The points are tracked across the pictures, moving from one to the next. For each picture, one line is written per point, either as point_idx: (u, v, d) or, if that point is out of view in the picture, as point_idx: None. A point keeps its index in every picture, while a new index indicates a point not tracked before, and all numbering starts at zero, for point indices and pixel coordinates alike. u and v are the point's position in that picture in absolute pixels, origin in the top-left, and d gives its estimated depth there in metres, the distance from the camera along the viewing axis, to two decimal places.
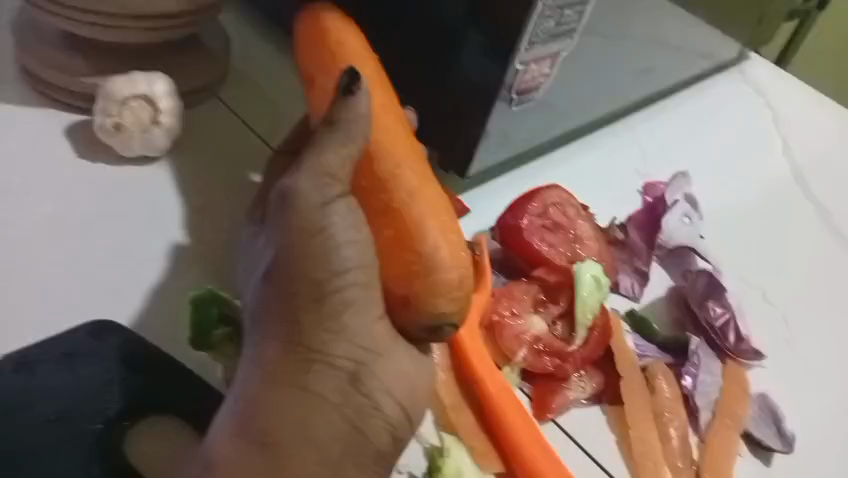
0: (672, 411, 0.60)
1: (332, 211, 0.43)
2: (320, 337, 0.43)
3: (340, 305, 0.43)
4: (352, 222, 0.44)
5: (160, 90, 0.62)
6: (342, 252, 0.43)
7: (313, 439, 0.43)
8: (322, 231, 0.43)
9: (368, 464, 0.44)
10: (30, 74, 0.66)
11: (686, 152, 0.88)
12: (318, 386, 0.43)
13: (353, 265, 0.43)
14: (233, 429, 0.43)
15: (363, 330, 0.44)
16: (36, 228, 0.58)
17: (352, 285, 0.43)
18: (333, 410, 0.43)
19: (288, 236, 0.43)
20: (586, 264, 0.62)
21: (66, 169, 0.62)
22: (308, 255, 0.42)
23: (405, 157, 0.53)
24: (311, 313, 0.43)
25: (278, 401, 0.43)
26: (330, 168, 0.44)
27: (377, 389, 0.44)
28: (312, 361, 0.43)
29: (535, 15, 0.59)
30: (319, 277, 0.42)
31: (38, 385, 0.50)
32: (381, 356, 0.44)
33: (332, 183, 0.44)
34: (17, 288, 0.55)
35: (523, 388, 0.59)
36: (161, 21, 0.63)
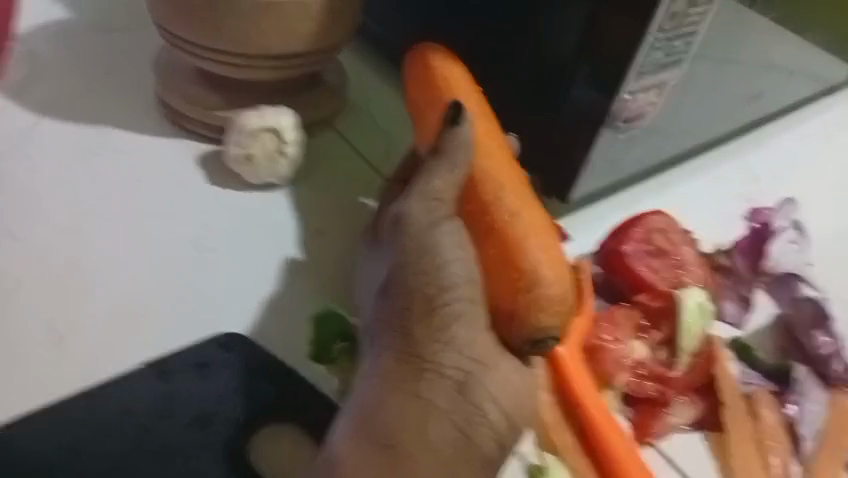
0: (773, 439, 0.59)
1: (441, 232, 0.49)
2: (431, 347, 0.48)
3: (449, 317, 0.48)
4: (458, 242, 0.49)
5: (286, 122, 0.68)
6: (450, 269, 0.48)
7: (427, 443, 0.46)
8: (433, 251, 0.48)
9: (477, 469, 0.47)
10: (169, 108, 0.73)
11: (793, 177, 0.86)
12: (430, 393, 0.47)
13: (460, 280, 0.48)
14: (353, 432, 0.47)
15: (469, 341, 0.48)
16: (176, 248, 0.65)
17: (459, 299, 0.48)
18: (444, 416, 0.47)
19: (402, 255, 0.49)
20: (690, 293, 0.64)
21: (200, 196, 0.69)
22: (420, 273, 0.48)
23: (508, 180, 0.57)
24: (424, 324, 0.48)
25: (394, 406, 0.47)
26: (439, 195, 0.50)
27: (483, 398, 0.47)
28: (424, 369, 0.47)
29: (646, 46, 0.62)
30: (429, 291, 0.48)
31: (180, 390, 0.56)
32: (487, 366, 0.48)
33: (440, 208, 0.50)
34: (159, 303, 0.61)
35: (625, 413, 0.61)
36: (289, 60, 0.68)
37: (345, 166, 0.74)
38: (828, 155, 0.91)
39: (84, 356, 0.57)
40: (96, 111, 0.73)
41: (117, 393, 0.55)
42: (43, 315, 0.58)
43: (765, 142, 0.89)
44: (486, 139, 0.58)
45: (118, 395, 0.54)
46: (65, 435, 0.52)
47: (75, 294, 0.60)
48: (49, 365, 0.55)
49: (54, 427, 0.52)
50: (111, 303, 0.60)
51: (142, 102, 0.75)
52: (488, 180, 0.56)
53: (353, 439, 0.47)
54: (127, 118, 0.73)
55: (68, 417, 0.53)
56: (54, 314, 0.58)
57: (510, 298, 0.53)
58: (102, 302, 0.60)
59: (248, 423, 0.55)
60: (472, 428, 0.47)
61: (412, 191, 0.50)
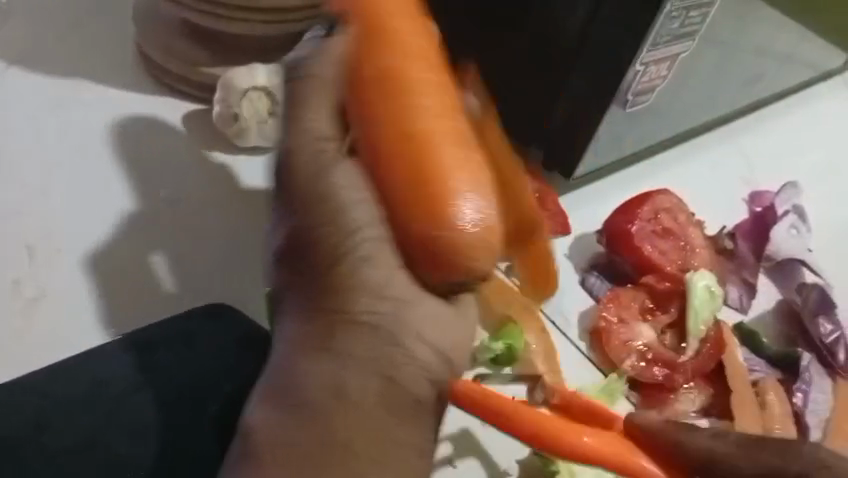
0: (783, 426, 0.57)
1: (341, 164, 0.39)
2: (335, 296, 0.37)
3: (352, 253, 0.37)
4: (360, 176, 0.38)
5: (277, 80, 0.63)
6: (354, 197, 0.38)
7: (345, 400, 0.37)
8: (329, 185, 0.38)
9: (411, 414, 0.38)
10: (150, 61, 0.68)
11: (796, 158, 0.83)
12: (343, 348, 0.37)
13: (364, 217, 0.37)
14: (265, 405, 0.38)
15: (377, 285, 0.37)
16: (160, 212, 0.60)
17: (364, 233, 0.37)
18: (367, 372, 0.37)
19: (296, 191, 0.39)
20: (699, 275, 0.61)
21: (182, 158, 0.64)
22: (318, 202, 0.38)
23: (401, 106, 0.37)
24: (324, 263, 0.38)
25: (301, 375, 0.37)
26: (322, 117, 0.39)
27: (410, 340, 0.38)
28: (334, 317, 0.37)
29: (663, 15, 0.57)
30: (329, 228, 0.38)
31: (156, 362, 0.51)
32: (406, 302, 0.37)
33: (331, 135, 0.39)
34: (138, 272, 0.57)
35: (630, 398, 0.58)
36: (280, 15, 0.63)
37: None
38: (831, 135, 0.87)
39: (58, 325, 0.53)
40: (69, 60, 0.68)
41: (93, 365, 0.50)
42: (14, 280, 0.54)
43: (769, 120, 0.85)
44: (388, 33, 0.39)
45: (92, 368, 0.50)
46: (31, 407, 0.47)
47: (47, 260, 0.55)
48: (19, 336, 0.52)
49: (20, 398, 0.47)
50: (85, 270, 0.56)
51: (120, 52, 0.69)
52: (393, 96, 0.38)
53: (264, 405, 0.38)
54: (103, 70, 0.68)
55: (33, 389, 0.48)
56: (24, 279, 0.54)
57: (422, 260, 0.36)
58: (77, 268, 0.56)
59: (231, 401, 0.51)
60: (397, 370, 0.37)
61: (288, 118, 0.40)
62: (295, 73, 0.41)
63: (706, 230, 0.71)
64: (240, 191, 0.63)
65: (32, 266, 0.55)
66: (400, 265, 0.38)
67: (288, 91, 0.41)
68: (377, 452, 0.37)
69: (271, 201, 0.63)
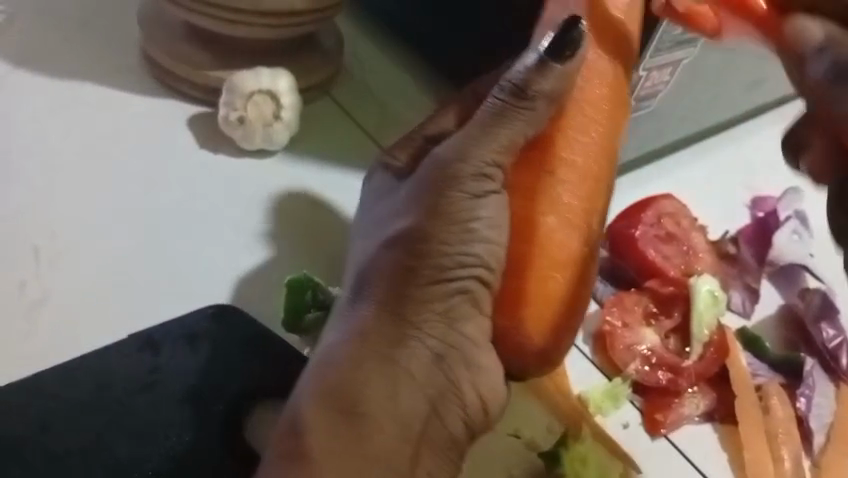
0: (786, 432, 0.57)
1: (478, 205, 0.45)
2: (421, 312, 0.44)
3: (451, 289, 0.44)
4: (495, 222, 0.46)
5: (283, 86, 0.64)
6: (475, 242, 0.45)
7: (400, 415, 0.42)
8: (459, 219, 0.45)
9: (444, 452, 0.44)
10: (154, 64, 0.68)
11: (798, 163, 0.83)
12: (408, 361, 0.43)
13: (476, 256, 0.45)
14: (319, 392, 0.42)
15: (466, 318, 0.45)
16: (164, 213, 0.60)
17: (472, 272, 0.45)
18: (419, 388, 0.43)
19: (423, 214, 0.45)
20: (703, 280, 0.61)
21: (187, 158, 0.64)
22: (431, 235, 0.45)
23: (573, 215, 0.48)
24: (424, 290, 0.44)
25: (371, 376, 0.43)
26: (491, 160, 0.45)
27: (465, 377, 0.45)
28: (410, 334, 0.44)
29: (663, 24, 0.57)
30: (436, 256, 0.44)
31: (161, 366, 0.51)
32: (480, 347, 0.45)
33: (490, 178, 0.45)
34: (144, 272, 0.56)
35: (634, 402, 0.58)
36: (286, 19, 0.63)
37: (341, 133, 0.70)
38: None
39: (62, 327, 0.53)
40: (74, 62, 0.68)
41: (96, 367, 0.50)
42: (19, 282, 0.54)
43: (770, 126, 0.86)
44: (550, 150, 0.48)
45: (96, 369, 0.50)
46: (37, 410, 0.48)
47: (53, 261, 0.55)
48: (25, 337, 0.52)
49: (25, 401, 0.48)
50: (91, 271, 0.56)
51: (125, 56, 0.69)
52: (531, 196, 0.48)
53: (318, 399, 0.42)
54: (107, 72, 0.68)
55: (39, 391, 0.48)
56: (30, 280, 0.54)
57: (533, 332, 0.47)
58: (82, 270, 0.56)
59: (238, 402, 0.51)
60: (446, 404, 0.44)
61: (467, 133, 0.45)
62: (503, 98, 0.45)
63: (709, 235, 0.71)
64: (243, 189, 0.63)
65: (39, 266, 0.55)
66: (483, 314, 0.46)
67: (490, 108, 0.45)
68: (416, 467, 0.42)
69: (275, 201, 0.63)
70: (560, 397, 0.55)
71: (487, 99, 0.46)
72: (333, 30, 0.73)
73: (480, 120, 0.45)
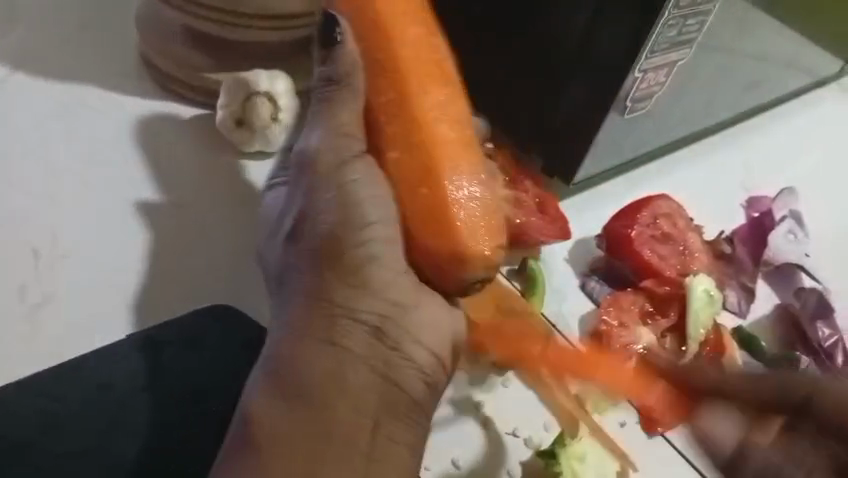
0: None
1: (351, 169, 0.45)
2: (343, 291, 0.44)
3: (363, 263, 0.44)
4: (375, 181, 0.46)
5: (281, 88, 0.64)
6: (373, 209, 0.45)
7: (349, 391, 0.42)
8: (345, 188, 0.45)
9: (406, 415, 0.44)
10: (154, 68, 0.68)
11: (793, 165, 0.84)
12: (346, 339, 0.43)
13: (378, 219, 0.45)
14: (265, 385, 0.42)
15: (385, 285, 0.45)
16: (163, 215, 0.60)
17: (376, 239, 0.45)
18: (360, 361, 0.43)
19: (311, 198, 0.46)
20: (699, 279, 0.62)
21: (187, 162, 0.64)
22: (338, 218, 0.45)
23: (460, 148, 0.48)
24: (343, 268, 0.44)
25: (308, 359, 0.43)
26: (346, 124, 0.46)
27: (402, 340, 0.45)
28: (340, 314, 0.43)
29: (660, 24, 0.58)
30: (345, 234, 0.44)
31: (160, 366, 0.51)
32: (407, 308, 0.46)
33: (354, 143, 0.46)
34: (142, 273, 0.57)
35: (631, 400, 0.58)
36: (283, 22, 0.64)
37: None
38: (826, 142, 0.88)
39: (61, 328, 0.53)
40: (74, 66, 0.68)
41: (96, 367, 0.50)
42: (18, 284, 0.54)
43: (765, 127, 0.86)
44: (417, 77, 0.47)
45: (96, 370, 0.50)
46: (38, 411, 0.48)
47: (53, 263, 0.56)
48: (25, 340, 0.52)
49: (26, 401, 0.48)
50: (91, 274, 0.56)
51: (123, 59, 0.70)
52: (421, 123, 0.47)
53: (265, 392, 0.42)
54: (106, 76, 0.68)
55: (40, 391, 0.49)
56: (31, 283, 0.55)
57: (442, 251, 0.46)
58: (81, 272, 0.56)
59: (237, 402, 0.51)
60: (396, 371, 0.44)
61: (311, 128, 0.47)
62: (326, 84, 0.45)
63: (705, 235, 0.72)
64: (242, 191, 0.64)
65: (39, 268, 0.55)
66: (401, 272, 0.46)
67: (321, 94, 0.46)
68: (379, 437, 0.43)
69: None
70: (557, 397, 0.56)
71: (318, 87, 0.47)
72: None
73: (317, 107, 0.46)
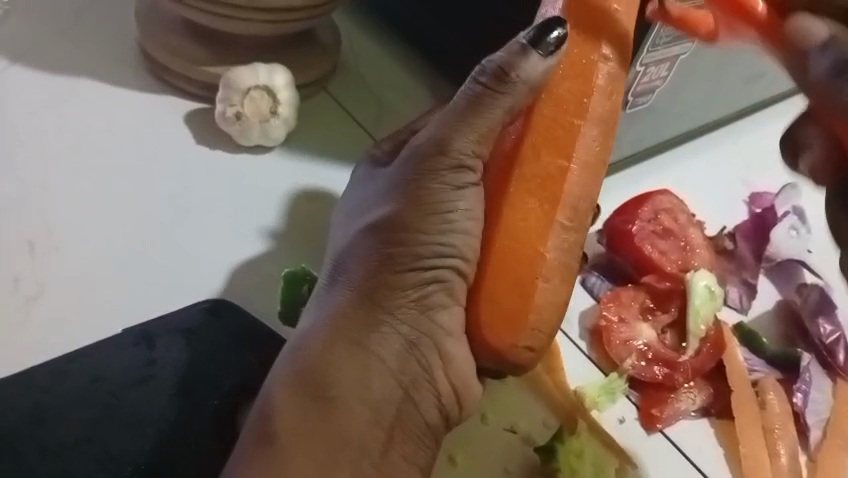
0: (782, 426, 0.57)
1: (461, 195, 0.43)
2: (392, 300, 0.44)
3: (425, 281, 0.44)
4: (476, 211, 0.44)
5: (280, 81, 0.64)
6: (455, 235, 0.43)
7: (370, 402, 0.43)
8: (443, 210, 0.43)
9: (419, 438, 0.44)
10: (152, 60, 0.68)
11: (795, 160, 0.83)
12: (378, 348, 0.43)
13: (459, 248, 0.43)
14: (291, 376, 0.43)
15: (439, 309, 0.44)
16: (160, 208, 0.60)
17: (451, 264, 0.44)
18: (389, 374, 0.43)
19: (405, 200, 0.44)
20: (699, 275, 0.61)
21: (183, 154, 0.64)
22: (412, 223, 0.44)
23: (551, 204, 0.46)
24: (396, 279, 0.44)
25: (339, 360, 0.43)
26: (473, 152, 0.43)
27: (437, 364, 0.44)
28: (381, 321, 0.44)
29: (662, 18, 0.58)
30: (418, 247, 0.44)
31: (155, 359, 0.51)
32: (454, 338, 0.44)
33: (470, 169, 0.43)
34: (139, 267, 0.57)
35: (631, 397, 0.58)
36: (283, 15, 0.63)
37: (339, 128, 0.70)
38: None
39: (56, 320, 0.53)
40: (72, 58, 0.68)
41: (91, 360, 0.50)
42: (14, 276, 0.54)
43: (766, 122, 0.86)
44: (559, 109, 0.43)
45: (91, 363, 0.50)
46: (31, 403, 0.48)
47: (50, 256, 0.56)
48: (20, 331, 0.52)
49: (21, 394, 0.48)
50: (86, 267, 0.56)
51: (121, 52, 0.69)
52: (549, 137, 0.43)
53: (292, 388, 0.43)
54: (104, 68, 0.68)
55: (34, 384, 0.49)
56: (26, 274, 0.54)
57: (495, 307, 0.43)
58: (78, 264, 0.56)
59: (232, 396, 0.51)
60: (419, 393, 0.44)
61: (443, 121, 0.44)
62: (481, 82, 0.42)
63: (706, 230, 0.71)
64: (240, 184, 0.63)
65: (34, 260, 0.55)
66: (459, 306, 0.44)
67: (469, 92, 0.43)
68: (389, 453, 0.43)
69: (273, 197, 0.63)
70: (556, 394, 0.55)
71: (468, 81, 0.43)
72: (329, 26, 0.73)
73: (459, 107, 0.43)
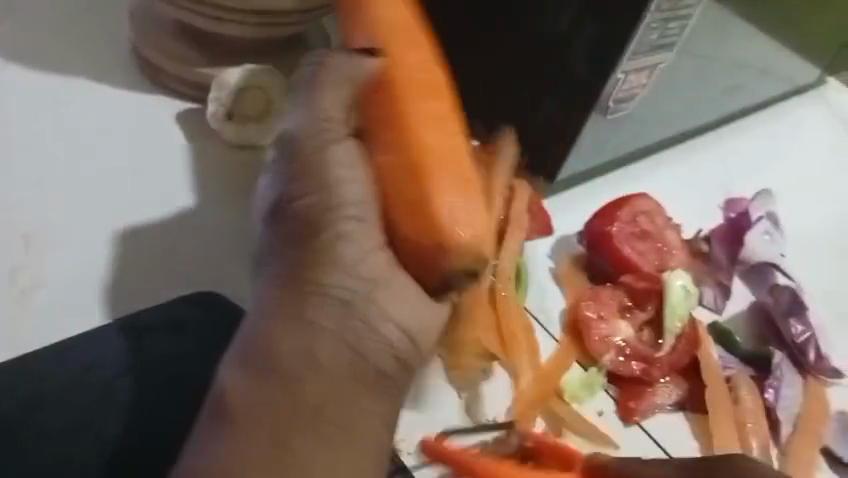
0: (755, 422, 0.60)
1: (335, 150, 0.45)
2: (318, 270, 0.43)
3: (330, 239, 0.44)
4: (354, 163, 0.45)
5: (271, 80, 0.64)
6: (344, 184, 0.44)
7: (314, 362, 0.42)
8: (324, 170, 0.44)
9: (376, 388, 0.44)
10: (145, 60, 0.69)
11: (772, 166, 0.84)
12: (313, 317, 0.43)
13: (354, 198, 0.44)
14: (238, 361, 0.43)
15: (352, 261, 0.44)
16: (155, 203, 0.62)
17: (349, 216, 0.44)
18: (333, 339, 0.43)
19: (294, 173, 0.45)
20: (675, 275, 0.64)
21: (176, 151, 0.65)
22: (314, 192, 0.44)
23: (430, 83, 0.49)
24: (304, 247, 0.44)
25: (277, 334, 0.43)
26: (331, 114, 0.46)
27: (373, 316, 0.44)
28: (307, 291, 0.43)
29: (643, 27, 0.59)
30: (315, 209, 0.44)
31: (150, 350, 0.52)
32: (377, 283, 0.44)
33: (330, 127, 0.45)
34: (131, 261, 0.58)
35: (610, 391, 0.60)
36: (275, 19, 0.65)
37: None
38: (805, 145, 0.89)
39: (49, 311, 0.54)
40: (66, 57, 0.69)
41: (83, 350, 0.52)
42: (9, 269, 0.55)
43: (746, 128, 0.87)
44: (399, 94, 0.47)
45: (81, 352, 0.51)
46: (25, 391, 0.49)
47: (45, 248, 0.57)
48: (15, 324, 0.53)
49: (15, 381, 0.49)
50: (79, 261, 0.57)
51: (115, 52, 0.71)
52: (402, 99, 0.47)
53: (238, 370, 0.43)
54: (98, 68, 0.69)
55: (27, 372, 0.50)
56: (22, 269, 0.56)
57: (412, 223, 0.44)
58: (71, 257, 0.57)
59: None
60: (362, 345, 0.44)
61: (305, 106, 0.46)
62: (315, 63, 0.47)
63: (683, 234, 0.73)
64: (230, 184, 0.65)
65: (31, 255, 0.56)
66: (372, 250, 0.44)
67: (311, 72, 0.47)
68: (351, 406, 0.42)
69: None
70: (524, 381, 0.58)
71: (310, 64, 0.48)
72: (321, 31, 0.74)
73: (307, 85, 0.47)
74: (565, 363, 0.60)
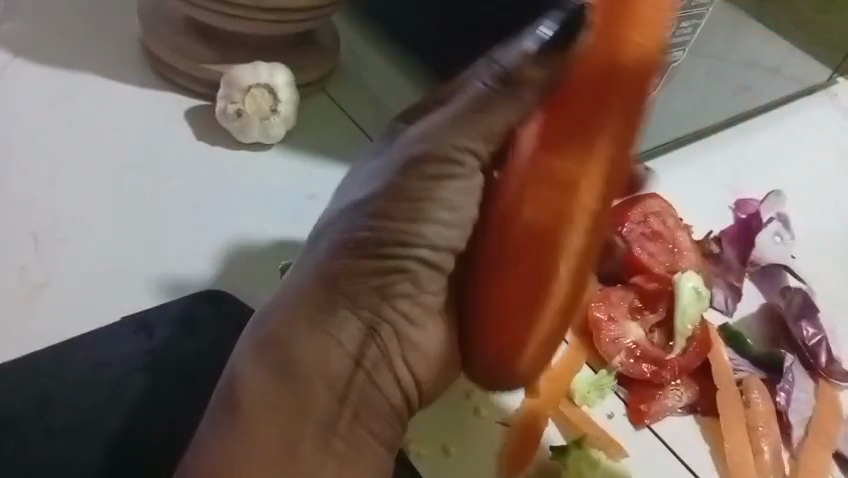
0: (765, 425, 0.59)
1: (433, 172, 0.44)
2: (359, 290, 0.43)
3: (385, 264, 0.43)
4: (444, 189, 0.44)
5: (281, 80, 0.65)
6: (426, 222, 0.44)
7: (329, 379, 0.43)
8: (408, 186, 0.43)
9: (385, 416, 0.45)
10: (153, 56, 0.68)
11: (784, 168, 0.83)
12: (339, 333, 0.43)
13: (426, 233, 0.44)
14: (255, 351, 0.43)
15: (401, 295, 0.44)
16: (164, 200, 0.61)
17: (411, 243, 0.44)
18: (350, 359, 0.43)
19: (383, 178, 0.44)
20: (686, 277, 0.63)
21: (184, 148, 0.65)
22: (391, 205, 0.43)
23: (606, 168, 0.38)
24: (359, 260, 0.43)
25: (300, 342, 0.43)
26: (455, 140, 0.44)
27: (397, 350, 0.45)
28: (339, 302, 0.43)
29: None
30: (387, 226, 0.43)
31: (158, 348, 0.52)
32: (415, 324, 0.45)
33: (453, 158, 0.44)
34: (139, 259, 0.58)
35: (619, 393, 0.60)
36: (289, 15, 0.65)
37: (334, 128, 0.70)
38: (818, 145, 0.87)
39: (55, 309, 0.54)
40: (74, 53, 0.69)
41: (90, 348, 0.51)
42: (18, 266, 0.55)
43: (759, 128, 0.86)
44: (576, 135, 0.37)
45: (89, 351, 0.51)
46: (32, 389, 0.49)
47: (53, 245, 0.57)
48: (22, 321, 0.53)
49: (22, 379, 0.49)
50: (87, 258, 0.57)
51: (123, 48, 0.70)
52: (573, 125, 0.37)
53: (252, 359, 0.43)
54: (106, 64, 0.69)
55: (34, 371, 0.49)
56: (30, 265, 0.55)
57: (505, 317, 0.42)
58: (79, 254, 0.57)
59: None
60: (379, 375, 0.44)
61: (434, 121, 0.44)
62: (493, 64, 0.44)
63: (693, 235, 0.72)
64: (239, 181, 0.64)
65: (39, 252, 0.56)
66: (418, 294, 0.45)
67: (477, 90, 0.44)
68: (355, 430, 0.44)
69: (269, 193, 0.64)
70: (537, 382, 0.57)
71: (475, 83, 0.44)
72: (329, 28, 0.74)
73: (462, 100, 0.44)
74: (576, 363, 0.59)
